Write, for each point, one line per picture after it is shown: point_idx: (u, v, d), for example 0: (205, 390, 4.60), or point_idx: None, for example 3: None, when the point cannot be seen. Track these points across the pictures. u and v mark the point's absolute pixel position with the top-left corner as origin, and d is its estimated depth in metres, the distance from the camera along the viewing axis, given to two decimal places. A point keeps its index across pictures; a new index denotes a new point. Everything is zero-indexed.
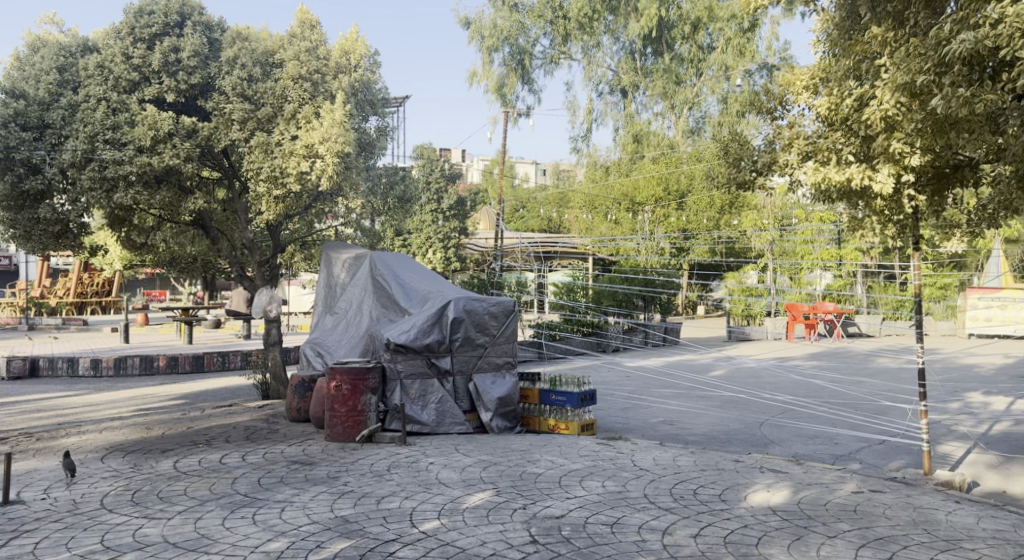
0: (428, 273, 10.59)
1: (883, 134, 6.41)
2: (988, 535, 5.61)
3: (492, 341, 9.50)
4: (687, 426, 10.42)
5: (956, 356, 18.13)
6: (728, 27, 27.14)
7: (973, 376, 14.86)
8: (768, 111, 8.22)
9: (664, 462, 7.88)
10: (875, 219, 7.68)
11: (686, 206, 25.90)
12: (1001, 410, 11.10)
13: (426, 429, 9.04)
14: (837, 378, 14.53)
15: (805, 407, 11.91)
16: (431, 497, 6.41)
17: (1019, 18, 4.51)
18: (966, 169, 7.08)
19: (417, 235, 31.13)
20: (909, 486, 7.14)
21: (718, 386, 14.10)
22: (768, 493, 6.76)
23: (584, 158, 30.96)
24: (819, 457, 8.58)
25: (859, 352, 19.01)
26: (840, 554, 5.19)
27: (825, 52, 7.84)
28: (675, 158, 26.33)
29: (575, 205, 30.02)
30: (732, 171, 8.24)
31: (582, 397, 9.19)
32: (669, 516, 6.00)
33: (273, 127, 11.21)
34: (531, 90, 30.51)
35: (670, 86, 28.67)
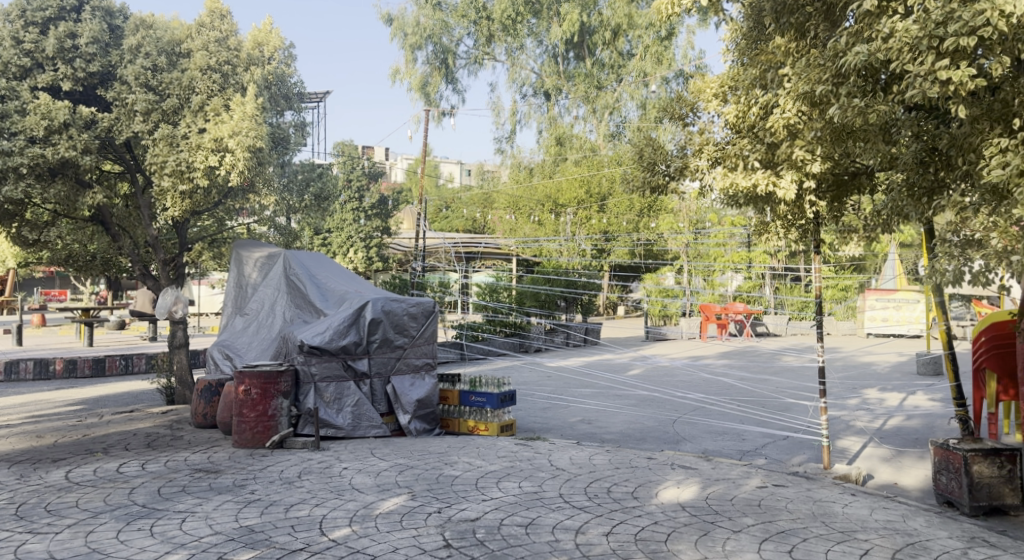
0: (344, 272, 10.36)
1: (787, 141, 6.67)
2: (880, 526, 5.90)
3: (411, 342, 9.35)
4: (604, 425, 10.56)
5: (855, 355, 19.06)
6: (647, 34, 27.64)
7: (869, 373, 15.69)
8: (680, 117, 8.39)
9: (580, 461, 7.95)
10: (780, 223, 8.03)
11: (607, 208, 26.21)
12: (895, 405, 11.73)
13: (340, 433, 8.86)
14: (744, 377, 15.05)
15: (715, 404, 12.28)
16: (342, 504, 6.25)
17: (908, 33, 4.58)
18: (863, 176, 7.36)
19: (337, 234, 30.46)
20: (810, 480, 7.46)
21: (634, 385, 14.39)
22: (679, 489, 6.91)
23: (508, 159, 31.13)
24: (727, 453, 8.86)
25: (766, 351, 19.78)
26: (744, 549, 5.34)
27: (733, 61, 8.05)
28: (597, 161, 26.80)
29: (498, 206, 30.11)
30: (647, 175, 8.40)
31: (501, 398, 9.21)
32: (582, 515, 6.04)
33: (179, 119, 10.72)
34: (455, 89, 30.38)
35: (591, 91, 29.12)
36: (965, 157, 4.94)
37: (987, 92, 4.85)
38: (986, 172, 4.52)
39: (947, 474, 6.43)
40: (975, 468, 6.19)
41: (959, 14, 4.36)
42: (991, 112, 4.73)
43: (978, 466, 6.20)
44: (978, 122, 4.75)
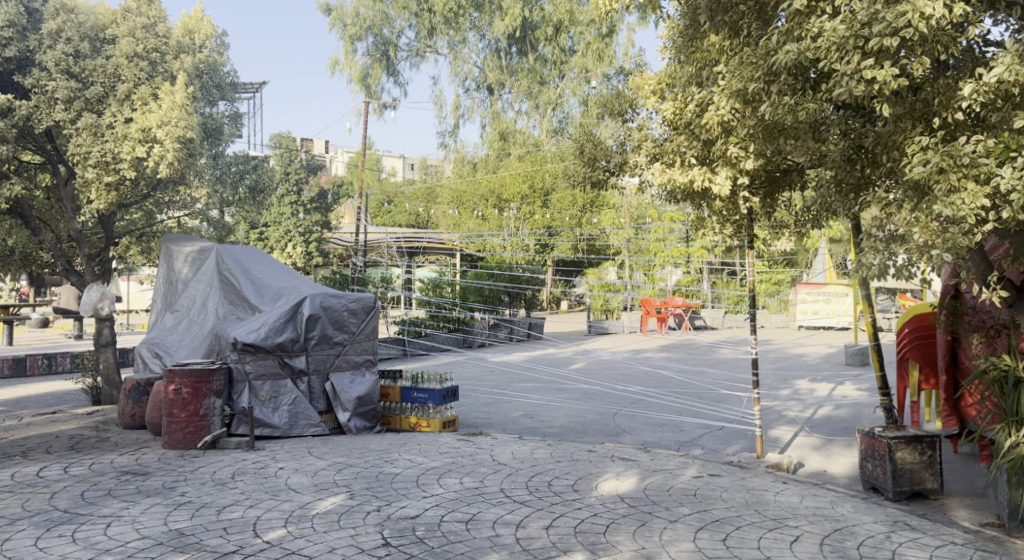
0: (280, 268, 10.12)
1: (721, 138, 6.83)
2: (810, 513, 6.08)
3: (351, 338, 9.19)
4: (545, 419, 10.62)
5: (788, 346, 19.65)
6: (588, 31, 27.93)
7: (799, 364, 16.21)
8: (619, 113, 8.46)
9: (522, 456, 7.96)
10: (716, 219, 8.18)
11: (550, 203, 25.67)
12: (824, 395, 12.14)
13: (276, 432, 8.66)
14: (682, 369, 15.36)
15: (654, 396, 12.48)
16: (277, 504, 6.10)
17: (835, 32, 4.69)
18: (793, 173, 7.54)
19: (275, 227, 29.77)
20: (743, 469, 7.65)
21: (575, 378, 14.51)
22: (618, 481, 6.99)
23: (451, 154, 30.99)
24: (665, 444, 9.01)
25: (703, 344, 20.21)
26: (680, 538, 5.43)
27: (671, 59, 8.15)
28: (540, 156, 26.86)
29: (441, 200, 29.92)
30: (587, 170, 8.45)
31: (443, 394, 9.14)
32: (523, 510, 6.04)
33: (103, 108, 10.29)
34: (396, 82, 30.03)
35: (534, 86, 29.19)
36: (889, 155, 5.08)
37: (909, 92, 5.00)
38: (908, 169, 4.66)
39: (873, 461, 6.67)
40: (899, 454, 6.44)
41: (883, 15, 4.47)
42: (913, 111, 4.87)
43: (902, 453, 6.45)
44: (902, 121, 4.89)
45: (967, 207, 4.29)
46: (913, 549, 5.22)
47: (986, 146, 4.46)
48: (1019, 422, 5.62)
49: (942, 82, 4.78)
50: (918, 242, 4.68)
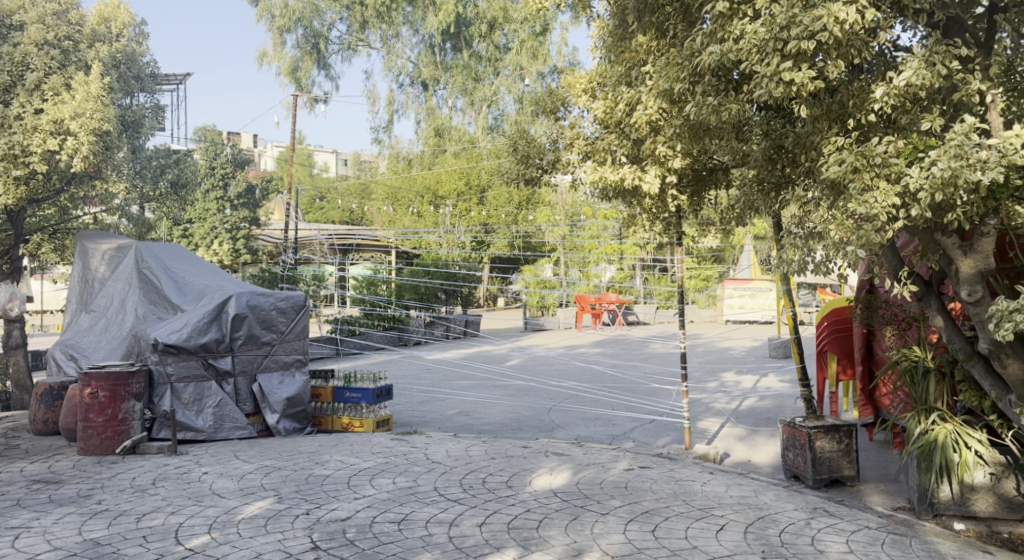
0: (205, 266, 9.81)
1: (650, 137, 6.97)
2: (734, 502, 6.26)
3: (280, 338, 8.97)
4: (480, 416, 10.62)
5: (715, 340, 20.20)
6: (522, 29, 27.87)
7: (727, 357, 16.68)
8: (552, 112, 8.52)
9: (456, 453, 7.93)
10: (646, 216, 8.34)
11: (487, 201, 25.66)
12: (749, 387, 12.52)
13: (201, 435, 8.38)
14: (615, 364, 15.60)
15: (587, 392, 12.63)
16: (201, 510, 5.91)
17: (756, 35, 4.79)
18: (719, 172, 7.77)
19: (199, 224, 28.63)
20: (672, 461, 7.83)
21: (510, 375, 14.56)
22: (551, 476, 7.04)
23: (385, 150, 30.67)
24: (598, 438, 9.13)
25: (635, 339, 20.58)
26: (611, 530, 5.51)
27: (601, 59, 8.24)
28: (476, 153, 26.77)
29: (375, 196, 29.53)
30: (521, 167, 8.46)
31: (377, 393, 9.04)
32: (456, 508, 6.02)
33: (10, 98, 9.73)
34: (327, 76, 29.47)
35: (468, 83, 29.11)
36: (807, 155, 5.25)
37: (827, 94, 5.14)
38: (825, 168, 4.81)
39: (794, 450, 6.91)
40: (818, 443, 6.68)
41: (800, 19, 4.60)
42: (830, 112, 5.03)
43: (821, 442, 6.69)
44: (819, 121, 5.05)
45: (879, 205, 4.46)
46: (832, 535, 5.43)
47: (897, 148, 4.64)
48: (928, 410, 5.90)
49: (856, 84, 4.96)
50: (834, 238, 4.88)
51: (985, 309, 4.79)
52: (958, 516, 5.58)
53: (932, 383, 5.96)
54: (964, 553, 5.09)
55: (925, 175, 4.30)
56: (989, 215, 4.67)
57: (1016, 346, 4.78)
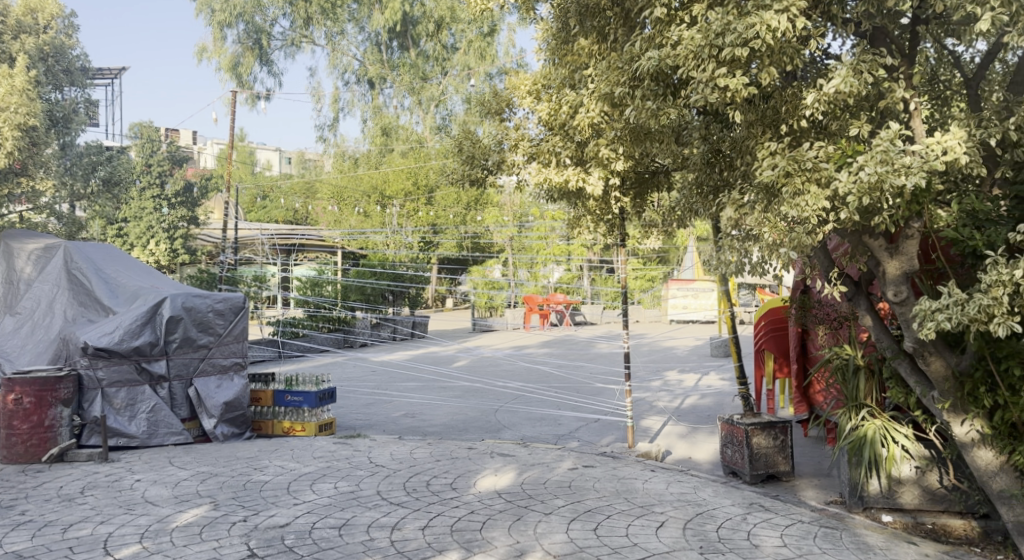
0: (138, 267, 9.53)
1: (593, 140, 7.05)
2: (674, 499, 6.37)
3: (217, 341, 8.78)
4: (426, 418, 10.56)
5: (660, 340, 20.50)
6: (469, 29, 27.79)
7: (671, 356, 16.97)
8: (497, 113, 8.54)
9: (401, 456, 7.86)
10: (590, 218, 8.41)
11: (434, 201, 25.33)
12: (691, 385, 12.76)
13: (134, 442, 8.10)
14: (561, 364, 15.71)
15: (533, 392, 12.67)
16: (132, 519, 5.73)
17: (693, 41, 4.88)
18: (661, 175, 7.93)
19: (135, 223, 27.73)
20: (616, 459, 7.92)
21: (457, 376, 14.50)
22: (496, 477, 7.04)
23: (330, 148, 30.24)
24: (543, 438, 9.18)
25: (582, 339, 20.76)
26: (554, 530, 5.54)
27: (545, 61, 8.31)
28: (423, 153, 26.58)
29: (320, 195, 29.06)
30: (467, 168, 8.45)
31: (319, 396, 8.90)
32: (399, 511, 5.97)
33: None
34: (270, 72, 28.92)
35: (416, 82, 28.93)
36: (743, 159, 5.40)
37: (762, 100, 5.27)
38: (759, 172, 4.92)
39: (732, 447, 7.07)
40: (755, 440, 6.84)
41: (734, 26, 4.70)
42: (764, 118, 5.16)
43: (757, 438, 6.86)
44: (754, 127, 5.18)
45: (810, 209, 4.61)
46: (767, 529, 5.56)
47: (827, 152, 4.78)
48: (859, 406, 6.08)
49: (789, 90, 5.09)
50: (768, 241, 5.00)
51: (910, 309, 4.95)
52: (886, 508, 5.80)
53: (862, 380, 6.12)
54: (890, 544, 5.29)
55: (853, 179, 4.42)
56: (913, 218, 4.86)
57: (939, 344, 4.95)
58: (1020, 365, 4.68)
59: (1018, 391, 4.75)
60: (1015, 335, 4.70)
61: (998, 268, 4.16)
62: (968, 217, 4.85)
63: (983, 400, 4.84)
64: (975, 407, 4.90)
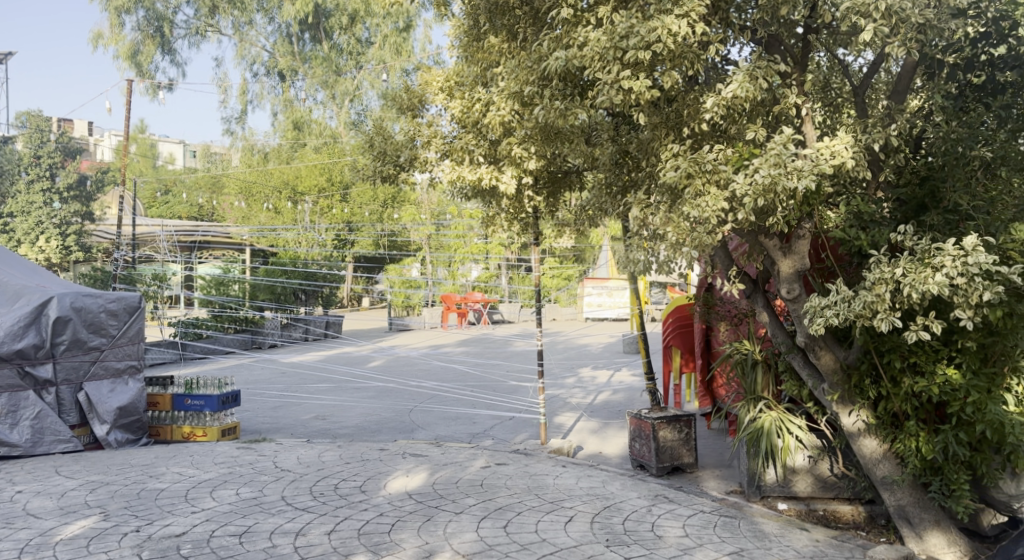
0: (19, 264, 8.95)
1: (505, 139, 7.09)
2: (583, 493, 6.47)
3: (110, 342, 8.34)
4: (338, 420, 10.35)
5: (574, 337, 20.79)
6: (384, 24, 27.36)
7: (585, 353, 17.25)
8: (409, 109, 8.45)
9: (308, 460, 7.67)
10: (504, 216, 8.43)
11: (350, 198, 24.71)
12: (604, 382, 13.01)
13: (16, 451, 7.61)
14: (476, 363, 15.70)
15: (449, 391, 12.63)
16: (11, 533, 5.37)
17: (598, 42, 4.93)
18: (573, 175, 8.04)
19: (23, 218, 25.96)
20: (528, 456, 7.98)
21: (371, 376, 14.27)
22: (406, 478, 6.95)
23: (239, 142, 29.25)
24: (457, 437, 9.15)
25: (499, 337, 20.79)
26: (464, 529, 5.52)
27: (458, 58, 8.29)
28: (337, 148, 26.02)
29: (228, 190, 28.05)
30: (377, 164, 8.28)
31: (222, 400, 8.55)
32: (304, 516, 5.82)
33: None
34: (173, 61, 27.68)
35: (329, 76, 28.34)
36: (648, 160, 5.51)
37: (665, 103, 5.41)
38: (663, 173, 5.05)
39: (640, 441, 7.23)
40: (661, 433, 7.02)
41: (638, 29, 4.78)
42: (668, 121, 5.31)
43: (664, 432, 7.04)
44: (658, 128, 5.32)
45: (710, 209, 4.75)
46: (670, 520, 5.71)
47: (725, 155, 4.94)
48: (756, 399, 6.31)
49: (691, 95, 5.23)
50: (672, 239, 5.08)
51: (802, 306, 5.17)
52: (782, 496, 6.06)
53: (760, 374, 6.39)
54: (785, 531, 5.52)
55: (750, 182, 4.59)
56: (804, 219, 5.08)
57: (829, 338, 5.19)
58: (901, 358, 4.96)
59: (898, 382, 5.04)
60: (896, 330, 4.97)
61: (882, 266, 4.39)
62: (854, 218, 5.09)
63: (869, 391, 5.11)
64: (861, 398, 5.15)
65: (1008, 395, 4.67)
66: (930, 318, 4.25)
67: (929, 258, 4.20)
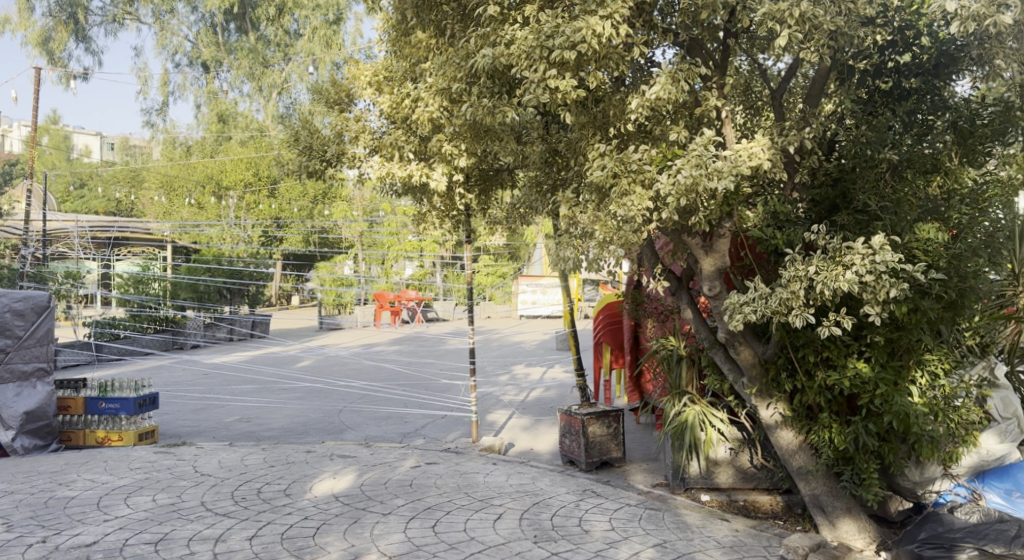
0: None
1: (435, 136, 7.06)
2: (513, 490, 6.49)
3: (16, 344, 7.92)
4: (263, 422, 10.09)
5: (509, 335, 20.83)
6: (313, 16, 26.74)
7: (519, 351, 17.31)
8: (337, 104, 8.29)
9: (231, 464, 7.45)
10: (434, 214, 8.38)
11: (278, 193, 24.17)
12: (537, 379, 13.07)
13: None
14: (409, 362, 15.56)
15: (380, 391, 12.47)
16: None
17: (526, 42, 4.94)
18: (504, 173, 8.05)
19: None
20: (458, 454, 7.96)
21: (299, 377, 13.97)
22: (333, 480, 6.83)
23: (160, 135, 28.18)
24: (387, 437, 9.05)
25: (433, 335, 20.64)
26: (391, 531, 5.46)
27: (387, 52, 8.16)
28: (264, 142, 25.34)
29: (149, 185, 26.97)
30: (303, 159, 8.07)
31: (139, 403, 8.21)
32: (225, 522, 5.66)
33: None
34: (88, 49, 26.46)
35: (256, 68, 27.56)
36: (576, 159, 5.57)
37: (592, 103, 5.47)
38: (590, 173, 5.10)
39: (570, 437, 7.30)
40: (590, 429, 7.11)
41: (563, 30, 4.81)
42: (595, 120, 5.38)
43: (593, 427, 7.12)
44: (585, 128, 5.37)
45: (636, 209, 4.82)
46: (597, 515, 5.79)
47: (650, 155, 5.03)
48: (681, 393, 6.46)
49: (617, 96, 5.31)
50: (599, 238, 5.15)
51: (722, 303, 5.31)
52: (705, 488, 6.24)
53: (684, 369, 6.53)
54: (707, 522, 5.67)
55: (672, 182, 4.69)
56: (724, 218, 5.21)
57: (747, 333, 5.36)
58: (815, 353, 5.15)
59: (813, 376, 5.23)
60: (810, 326, 5.16)
61: (796, 264, 4.55)
62: (771, 218, 5.27)
63: (785, 385, 5.31)
64: (778, 391, 5.34)
65: (913, 387, 4.90)
66: (841, 313, 4.43)
67: (840, 257, 4.37)
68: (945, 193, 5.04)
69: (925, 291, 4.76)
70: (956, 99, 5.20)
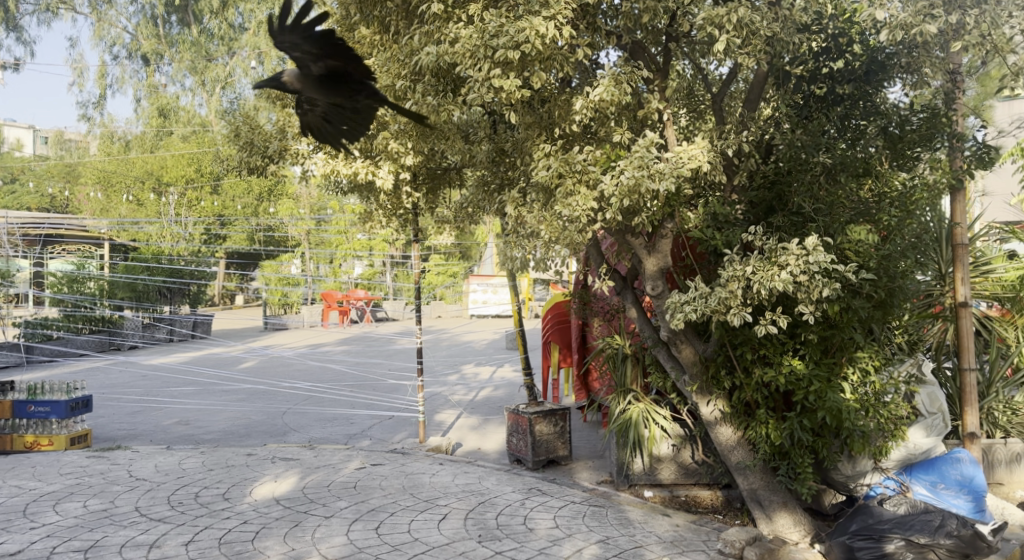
0: None
1: (381, 133, 7.00)
2: (458, 490, 6.48)
3: None
4: (203, 424, 9.85)
5: (458, 334, 20.74)
6: (259, 9, 26.18)
7: (469, 350, 17.24)
8: (281, 99, 8.14)
9: (168, 468, 7.26)
10: (381, 212, 8.30)
11: (221, 190, 23.61)
12: (486, 379, 13.04)
13: None
14: (357, 362, 15.36)
15: (325, 392, 12.30)
16: None
17: (470, 40, 4.92)
18: (452, 172, 8.02)
19: None
20: (404, 455, 7.91)
21: (242, 378, 13.67)
22: (275, 483, 6.71)
23: (97, 129, 27.24)
24: (332, 439, 8.93)
25: (383, 335, 20.44)
26: (332, 533, 5.39)
27: None
28: (206, 138, 24.72)
29: (85, 180, 26.06)
30: (245, 155, 7.89)
31: (71, 406, 7.91)
32: (160, 528, 5.51)
33: None
34: (18, 39, 25.41)
35: (199, 61, 26.84)
36: (522, 159, 5.58)
37: (537, 103, 5.49)
38: (536, 172, 5.11)
39: (517, 435, 7.32)
40: (537, 427, 7.14)
41: (506, 29, 4.80)
42: (541, 121, 5.38)
43: (539, 426, 7.15)
44: (531, 128, 5.37)
45: (580, 209, 4.86)
46: (541, 513, 5.82)
47: (594, 156, 5.09)
48: (625, 391, 6.54)
49: (562, 97, 5.35)
50: (545, 237, 5.18)
51: (664, 302, 5.38)
52: (648, 484, 6.34)
53: (629, 367, 6.61)
54: (649, 518, 5.75)
55: (615, 182, 4.74)
56: (666, 219, 5.34)
57: (688, 332, 5.46)
58: (752, 350, 5.27)
59: (750, 373, 5.35)
60: (748, 324, 5.28)
61: (734, 265, 4.64)
62: (711, 219, 5.38)
63: (724, 382, 5.41)
64: (717, 389, 5.45)
65: (845, 383, 5.05)
66: (777, 312, 4.55)
67: (775, 257, 4.48)
68: (876, 195, 5.30)
69: (857, 290, 4.93)
70: (887, 105, 5.35)
